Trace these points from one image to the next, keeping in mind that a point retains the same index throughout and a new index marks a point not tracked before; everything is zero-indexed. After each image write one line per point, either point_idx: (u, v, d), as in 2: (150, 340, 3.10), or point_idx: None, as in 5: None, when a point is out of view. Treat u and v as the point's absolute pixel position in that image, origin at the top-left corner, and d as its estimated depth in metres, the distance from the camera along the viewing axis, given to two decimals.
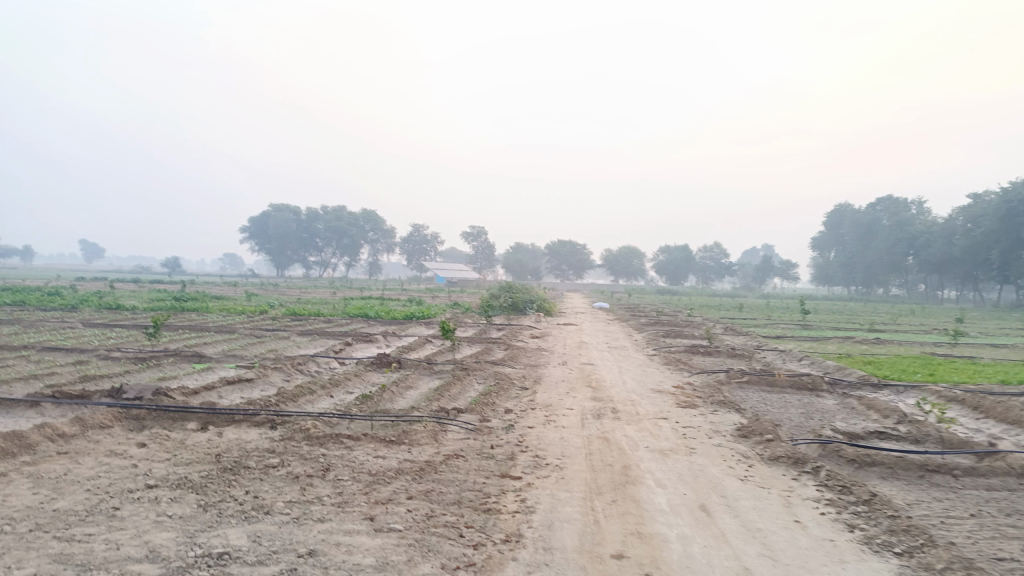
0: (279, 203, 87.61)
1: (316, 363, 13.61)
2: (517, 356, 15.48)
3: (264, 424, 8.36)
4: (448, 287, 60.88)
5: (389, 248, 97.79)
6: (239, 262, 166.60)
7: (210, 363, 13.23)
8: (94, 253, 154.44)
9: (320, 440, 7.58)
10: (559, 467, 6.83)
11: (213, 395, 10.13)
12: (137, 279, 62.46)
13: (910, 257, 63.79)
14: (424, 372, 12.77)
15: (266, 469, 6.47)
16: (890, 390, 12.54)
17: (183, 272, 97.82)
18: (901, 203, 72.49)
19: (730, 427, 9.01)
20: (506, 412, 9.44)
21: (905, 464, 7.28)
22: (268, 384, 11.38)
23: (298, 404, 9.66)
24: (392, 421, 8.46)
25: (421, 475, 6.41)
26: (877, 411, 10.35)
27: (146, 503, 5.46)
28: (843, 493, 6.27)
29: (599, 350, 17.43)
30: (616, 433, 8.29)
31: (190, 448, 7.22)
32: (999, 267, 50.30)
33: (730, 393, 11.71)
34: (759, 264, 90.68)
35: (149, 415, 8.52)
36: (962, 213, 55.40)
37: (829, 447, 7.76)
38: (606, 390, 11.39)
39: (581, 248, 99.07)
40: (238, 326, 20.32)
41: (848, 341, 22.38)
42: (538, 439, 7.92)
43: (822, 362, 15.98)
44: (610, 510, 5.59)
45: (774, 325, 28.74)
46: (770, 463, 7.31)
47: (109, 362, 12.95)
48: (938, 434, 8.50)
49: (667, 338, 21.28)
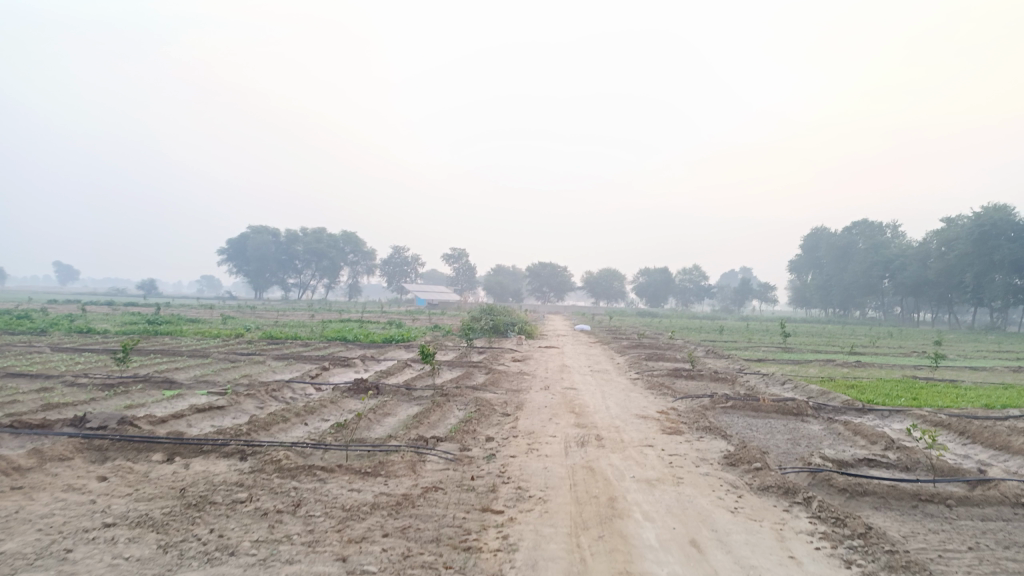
0: (258, 225, 86.96)
1: (291, 389, 13.21)
2: (498, 381, 15.17)
3: (234, 455, 8.01)
4: (428, 310, 60.26)
5: (369, 270, 97.10)
6: (216, 285, 164.57)
7: (181, 390, 12.78)
8: (68, 275, 151.87)
9: (292, 472, 7.23)
10: (543, 499, 6.54)
11: (182, 424, 9.73)
12: (111, 301, 61.31)
13: (887, 280, 64.45)
14: (403, 399, 12.43)
15: (234, 505, 6.12)
16: (875, 415, 12.39)
17: (158, 294, 96.28)
18: (876, 226, 73.48)
19: (717, 454, 8.78)
20: (487, 440, 9.13)
21: (897, 493, 7.08)
22: (241, 412, 10.98)
23: (270, 433, 9.30)
24: (368, 451, 8.13)
25: (397, 510, 6.10)
26: (865, 436, 10.19)
27: (101, 544, 5.09)
28: (837, 525, 6.04)
29: (581, 374, 17.17)
30: (601, 462, 8.02)
31: (154, 482, 6.85)
32: (974, 289, 50.96)
33: (715, 419, 11.50)
34: (738, 286, 91.24)
35: (113, 445, 8.11)
36: (936, 236, 56.16)
37: (819, 475, 7.55)
38: (590, 416, 11.12)
39: (562, 270, 99.19)
40: (212, 350, 19.79)
41: (829, 363, 22.36)
42: (520, 469, 7.63)
43: (805, 386, 15.83)
44: (597, 547, 5.31)
45: (755, 348, 28.69)
46: (759, 493, 7.08)
47: (75, 389, 12.43)
48: (929, 462, 8.33)
49: (649, 361, 21.05)
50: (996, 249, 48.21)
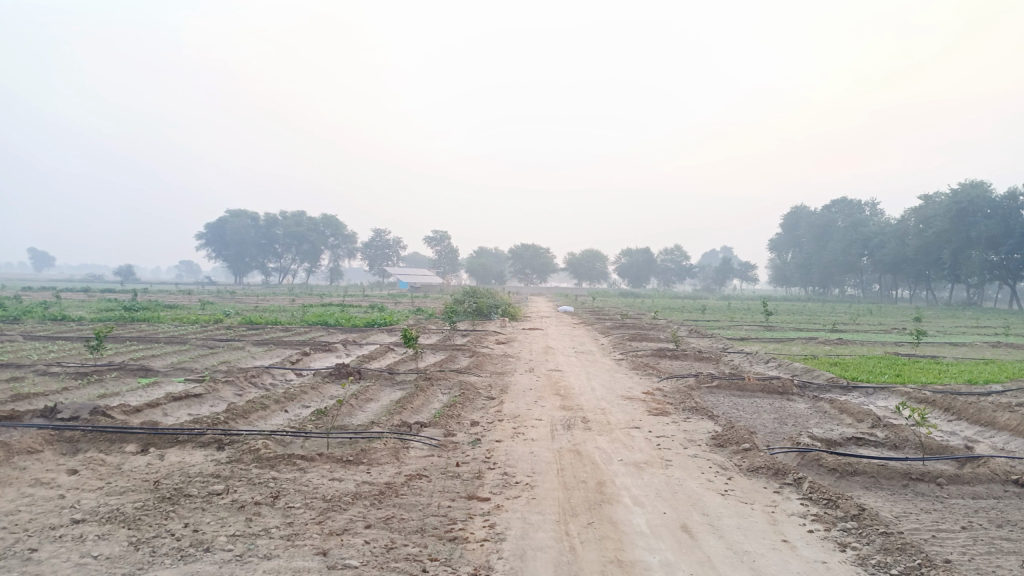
0: (236, 209, 86.03)
1: (271, 375, 12.96)
2: (482, 363, 14.99)
3: (211, 445, 7.77)
4: (411, 293, 59.87)
5: (350, 253, 96.20)
6: (196, 269, 162.63)
7: (156, 377, 12.49)
8: (43, 261, 149.37)
9: (271, 462, 7.02)
10: (530, 485, 6.38)
11: (158, 413, 9.46)
12: (87, 288, 60.32)
13: (866, 258, 64.97)
14: (385, 383, 12.22)
15: (210, 497, 5.91)
16: (860, 392, 12.36)
17: (135, 281, 94.74)
18: (855, 205, 74.06)
19: (704, 435, 8.67)
20: (472, 425, 8.95)
21: (887, 472, 7.00)
22: (219, 399, 10.72)
23: (249, 421, 9.06)
24: (350, 438, 7.93)
25: (380, 499, 5.91)
26: (851, 414, 10.14)
27: (69, 542, 4.86)
28: (830, 507, 5.94)
29: (566, 356, 17.04)
30: (588, 446, 7.87)
31: (127, 475, 6.62)
32: (950, 266, 51.50)
33: (701, 399, 11.40)
34: (719, 266, 91.60)
35: (84, 437, 7.85)
36: (914, 214, 56.62)
37: (809, 455, 7.46)
38: (575, 398, 10.97)
39: (544, 252, 99.10)
40: (189, 336, 19.42)
41: (811, 341, 22.44)
42: (506, 454, 7.46)
43: (789, 364, 15.84)
44: (587, 534, 5.16)
45: (738, 327, 28.71)
46: (749, 474, 6.97)
47: (47, 378, 12.08)
48: (917, 439, 8.26)
49: (633, 341, 20.97)
50: (973, 226, 48.64)
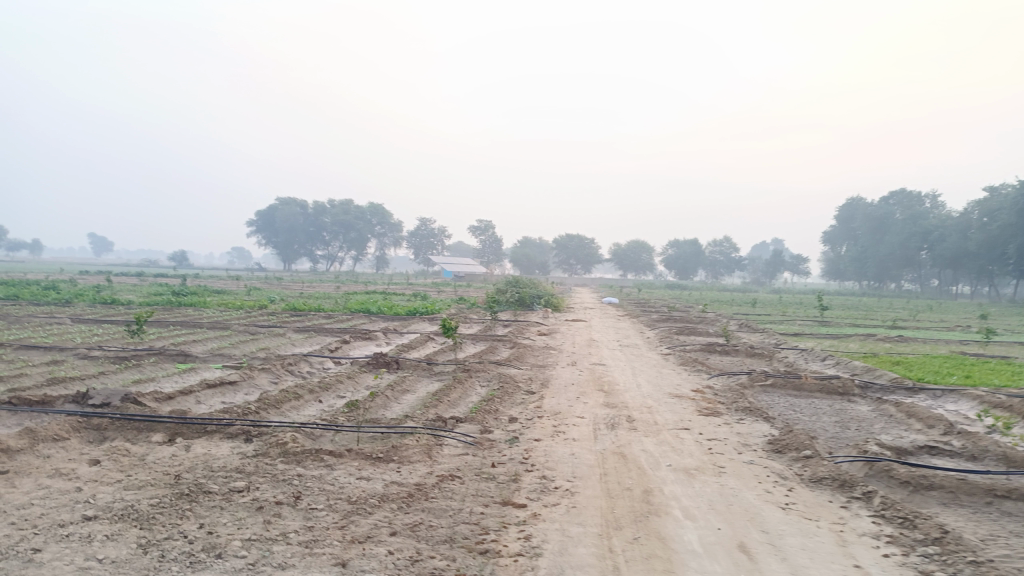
0: (286, 197, 87.29)
1: (308, 363, 12.72)
2: (523, 355, 14.54)
3: (238, 436, 7.47)
4: (453, 282, 59.64)
5: (396, 242, 96.60)
6: (247, 254, 166.38)
7: (194, 363, 12.37)
8: (102, 245, 154.65)
9: (298, 457, 6.66)
10: (570, 492, 5.88)
11: (190, 401, 9.25)
12: (141, 272, 61.83)
13: (924, 252, 62.53)
14: (423, 374, 11.89)
15: (230, 496, 5.57)
16: (927, 395, 11.53)
17: (188, 266, 96.68)
18: (915, 196, 71.31)
19: (760, 439, 8.05)
20: (510, 421, 8.49)
21: (969, 488, 6.29)
22: (253, 387, 10.50)
23: (281, 412, 8.79)
24: (382, 433, 7.55)
25: (408, 503, 5.49)
26: (921, 419, 9.35)
27: (75, 543, 4.55)
28: (906, 527, 5.30)
29: (610, 349, 16.47)
30: (633, 448, 7.33)
31: (148, 467, 6.34)
32: (1016, 261, 49.12)
33: (754, 399, 10.74)
34: (770, 258, 89.35)
35: (112, 424, 7.62)
36: (978, 206, 54.13)
37: (878, 466, 6.79)
38: (620, 395, 10.43)
39: (590, 242, 98.17)
40: (232, 322, 19.40)
41: (869, 338, 21.43)
42: (546, 456, 6.98)
43: (848, 362, 14.98)
44: (632, 552, 4.66)
45: (791, 322, 27.57)
46: (811, 486, 6.35)
47: (86, 362, 12.06)
48: (999, 450, 7.46)
49: (680, 335, 20.19)
50: None
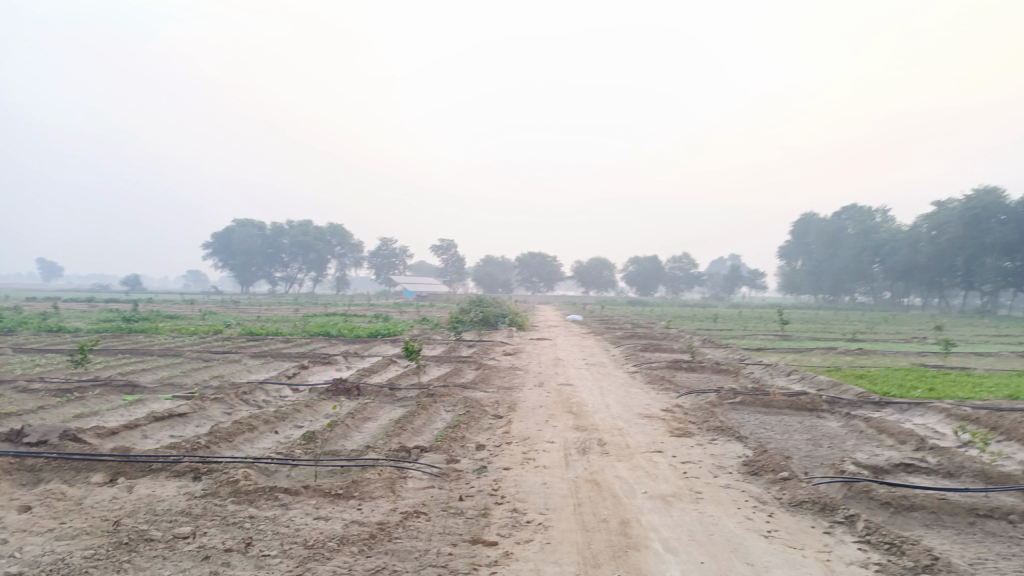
0: (243, 218, 85.65)
1: (264, 392, 12.16)
2: (488, 377, 14.16)
3: (186, 474, 6.98)
4: (416, 302, 59.05)
5: (356, 262, 95.44)
6: (203, 278, 163.04)
7: (142, 394, 11.70)
8: (51, 271, 149.79)
9: (250, 497, 6.20)
10: (543, 526, 5.55)
11: (136, 436, 8.70)
12: (93, 298, 59.68)
13: (876, 264, 64.02)
14: (385, 400, 11.42)
15: (175, 544, 5.10)
16: (895, 410, 11.48)
17: (141, 290, 93.86)
18: (866, 211, 73.15)
19: (734, 461, 7.82)
20: (477, 449, 8.14)
21: (950, 508, 6.13)
22: (204, 419, 9.94)
23: (234, 445, 8.29)
24: (342, 467, 7.14)
25: (370, 546, 5.09)
26: (892, 434, 9.25)
27: None
28: (894, 553, 5.08)
29: (576, 368, 16.19)
30: (607, 474, 7.05)
31: (86, 512, 5.83)
32: (965, 273, 50.56)
33: (724, 417, 10.55)
34: (729, 273, 90.59)
35: (48, 465, 7.06)
36: (926, 220, 55.53)
37: (857, 487, 6.60)
38: (589, 417, 10.13)
39: (552, 260, 98.50)
40: (185, 349, 18.60)
41: (831, 351, 21.58)
42: (516, 486, 6.64)
43: (813, 377, 14.92)
44: None
45: (753, 336, 27.59)
46: (791, 510, 6.12)
47: (24, 396, 11.33)
48: (976, 466, 7.35)
49: (645, 352, 20.01)
50: (988, 231, 47.88)
